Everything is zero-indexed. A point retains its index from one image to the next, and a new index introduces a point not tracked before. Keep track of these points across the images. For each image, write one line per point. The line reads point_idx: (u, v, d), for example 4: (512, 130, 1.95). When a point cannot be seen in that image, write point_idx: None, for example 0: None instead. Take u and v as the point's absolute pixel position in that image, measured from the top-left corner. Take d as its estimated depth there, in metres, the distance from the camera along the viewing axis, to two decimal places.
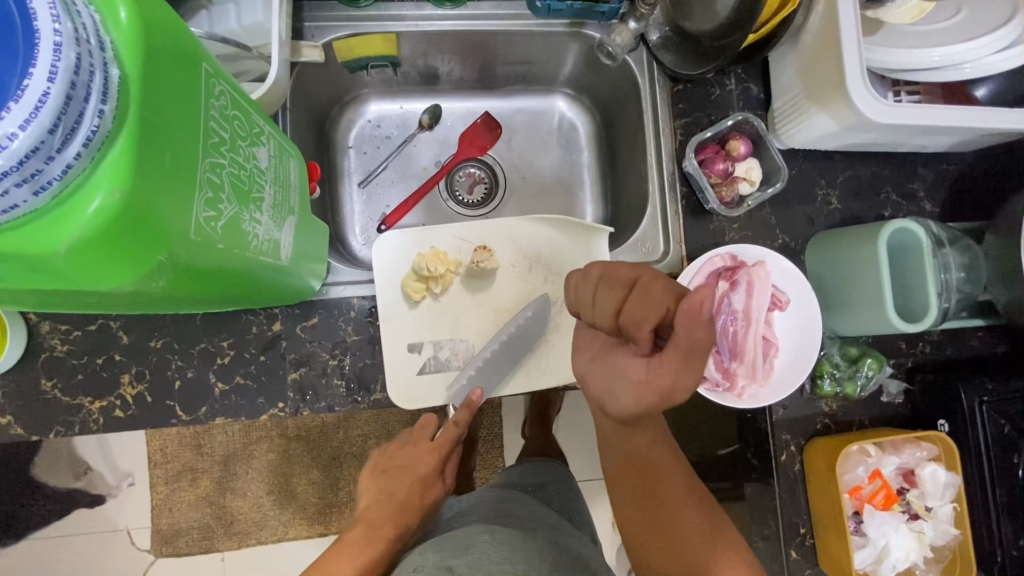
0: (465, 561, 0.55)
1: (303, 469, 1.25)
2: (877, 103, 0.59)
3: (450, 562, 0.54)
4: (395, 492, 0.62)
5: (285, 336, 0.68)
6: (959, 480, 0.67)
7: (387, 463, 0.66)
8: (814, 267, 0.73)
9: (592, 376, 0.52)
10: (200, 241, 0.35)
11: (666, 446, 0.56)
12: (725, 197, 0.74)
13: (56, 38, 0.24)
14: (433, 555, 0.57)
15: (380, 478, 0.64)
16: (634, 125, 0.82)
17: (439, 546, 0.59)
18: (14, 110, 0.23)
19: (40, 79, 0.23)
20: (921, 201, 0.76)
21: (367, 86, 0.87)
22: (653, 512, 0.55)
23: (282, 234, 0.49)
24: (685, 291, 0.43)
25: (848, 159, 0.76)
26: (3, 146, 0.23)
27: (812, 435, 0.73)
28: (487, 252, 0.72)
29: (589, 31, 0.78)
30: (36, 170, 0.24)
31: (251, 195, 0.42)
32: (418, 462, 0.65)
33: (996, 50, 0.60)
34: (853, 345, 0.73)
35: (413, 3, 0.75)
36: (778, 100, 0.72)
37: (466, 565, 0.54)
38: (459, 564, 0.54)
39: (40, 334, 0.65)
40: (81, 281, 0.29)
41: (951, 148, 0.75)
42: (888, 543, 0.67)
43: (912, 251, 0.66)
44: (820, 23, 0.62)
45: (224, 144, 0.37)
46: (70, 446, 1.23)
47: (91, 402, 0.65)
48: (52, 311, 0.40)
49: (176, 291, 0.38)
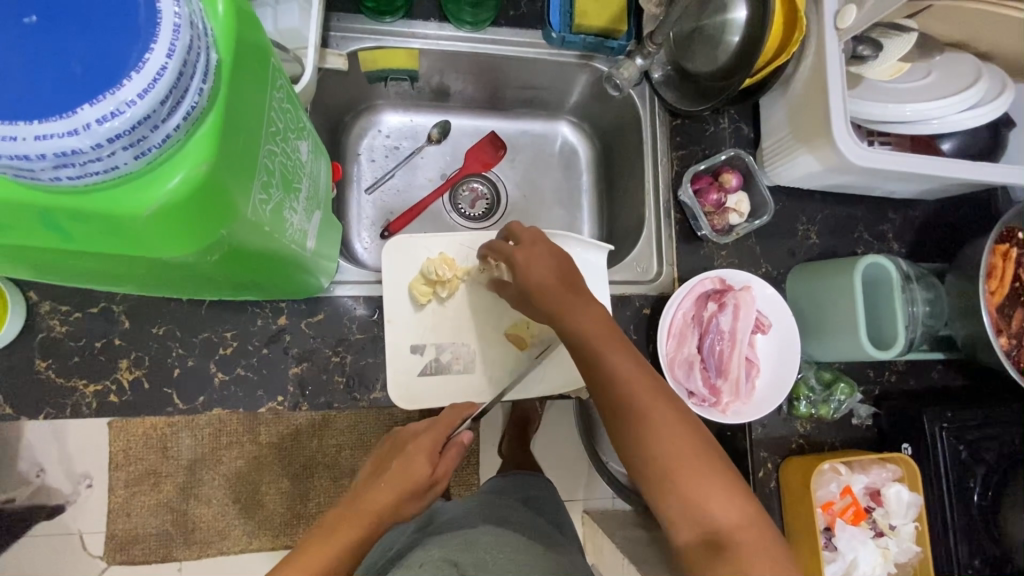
0: (471, 559, 0.58)
1: (273, 478, 1.22)
2: (858, 148, 0.66)
3: (456, 559, 0.58)
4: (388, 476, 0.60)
5: (290, 330, 0.69)
6: (920, 500, 0.72)
7: (388, 453, 0.63)
8: (794, 295, 0.79)
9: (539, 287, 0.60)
10: (254, 221, 0.37)
11: (638, 376, 0.54)
12: (716, 225, 0.79)
13: (177, 20, 0.26)
14: (437, 550, 0.61)
15: (377, 467, 0.61)
16: (634, 153, 0.87)
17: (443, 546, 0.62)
18: (135, 80, 0.25)
19: (160, 54, 0.25)
20: (890, 241, 0.83)
21: (383, 97, 0.90)
22: (643, 434, 0.52)
23: (310, 226, 0.51)
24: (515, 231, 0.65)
25: (826, 200, 0.83)
26: (120, 111, 0.25)
27: (787, 454, 0.77)
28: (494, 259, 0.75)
29: (598, 64, 0.83)
30: (142, 137, 0.26)
31: (293, 186, 0.44)
32: (410, 443, 0.61)
33: (959, 110, 0.68)
34: (827, 369, 0.78)
35: (436, 24, 0.79)
36: (766, 140, 0.79)
37: (471, 561, 0.58)
38: (465, 562, 0.58)
39: (39, 313, 0.65)
40: (151, 246, 0.31)
41: (916, 196, 0.83)
42: (855, 557, 0.71)
43: (883, 285, 0.72)
44: (810, 73, 0.69)
45: (278, 134, 0.40)
46: (24, 443, 1.17)
47: (85, 385, 0.64)
48: (78, 278, 0.41)
49: (220, 268, 0.40)
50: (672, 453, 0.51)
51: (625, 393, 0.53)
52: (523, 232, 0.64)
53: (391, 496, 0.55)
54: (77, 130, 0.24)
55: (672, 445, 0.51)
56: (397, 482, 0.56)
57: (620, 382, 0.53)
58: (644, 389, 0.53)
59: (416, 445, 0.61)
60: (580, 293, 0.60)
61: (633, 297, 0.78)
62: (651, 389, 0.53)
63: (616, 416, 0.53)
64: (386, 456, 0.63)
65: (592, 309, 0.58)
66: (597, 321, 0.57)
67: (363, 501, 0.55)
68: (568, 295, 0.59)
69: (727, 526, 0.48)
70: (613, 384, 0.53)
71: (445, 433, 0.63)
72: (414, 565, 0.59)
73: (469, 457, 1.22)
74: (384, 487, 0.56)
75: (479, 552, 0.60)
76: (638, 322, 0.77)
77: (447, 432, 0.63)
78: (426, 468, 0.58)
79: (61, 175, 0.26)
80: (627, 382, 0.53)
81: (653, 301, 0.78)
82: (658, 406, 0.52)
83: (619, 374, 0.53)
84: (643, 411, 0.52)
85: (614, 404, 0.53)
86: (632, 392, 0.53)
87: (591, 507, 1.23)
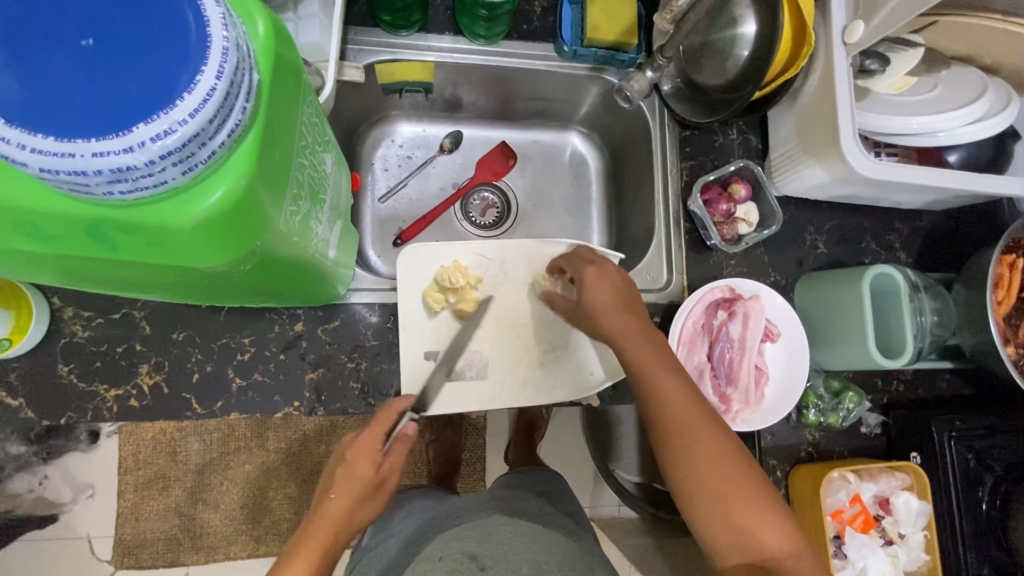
0: (488, 550, 0.64)
1: (280, 484, 1.22)
2: (866, 161, 0.67)
3: (475, 552, 0.63)
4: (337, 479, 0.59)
5: (306, 337, 0.70)
6: (930, 508, 0.72)
7: (333, 460, 0.62)
8: (803, 304, 0.80)
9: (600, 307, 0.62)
10: (285, 232, 0.38)
11: (690, 405, 0.55)
12: (726, 234, 0.80)
13: (225, 43, 0.27)
14: (457, 542, 0.66)
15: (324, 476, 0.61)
16: (643, 164, 0.88)
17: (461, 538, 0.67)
18: (187, 101, 0.26)
19: (210, 76, 0.27)
20: (897, 251, 0.84)
21: (397, 108, 0.92)
22: (694, 461, 0.53)
23: (332, 235, 0.53)
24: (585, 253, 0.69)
25: (833, 210, 0.84)
26: (173, 129, 0.26)
27: (796, 462, 0.78)
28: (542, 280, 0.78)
29: (608, 76, 0.85)
30: (191, 153, 0.27)
31: (319, 198, 0.46)
32: (350, 446, 0.60)
33: (966, 123, 0.69)
34: (836, 378, 0.79)
35: (451, 37, 0.81)
36: (774, 152, 0.80)
37: (489, 555, 0.63)
38: (484, 555, 0.63)
39: (62, 318, 0.66)
40: (190, 256, 0.32)
41: (923, 207, 0.84)
42: (865, 565, 0.71)
43: (892, 296, 0.72)
44: (818, 87, 0.70)
45: (307, 147, 0.41)
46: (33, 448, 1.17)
47: (107, 389, 0.66)
48: (110, 285, 0.42)
49: (250, 277, 0.41)
50: (724, 482, 0.52)
51: (677, 421, 0.55)
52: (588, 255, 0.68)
53: (341, 509, 0.55)
54: (131, 147, 0.25)
55: (724, 474, 0.53)
56: (345, 493, 0.56)
57: (671, 410, 0.55)
58: (696, 418, 0.55)
59: (356, 446, 0.60)
60: (635, 315, 0.61)
61: (644, 305, 0.79)
62: (705, 416, 0.55)
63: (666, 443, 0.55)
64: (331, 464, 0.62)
65: (647, 333, 0.60)
66: (652, 345, 0.59)
67: (316, 517, 0.55)
68: (625, 318, 0.61)
69: (776, 553, 0.50)
70: (664, 409, 0.55)
71: (383, 431, 0.61)
72: (432, 558, 0.63)
73: (475, 464, 1.23)
74: (333, 502, 0.56)
75: (496, 545, 0.64)
76: None
77: (387, 429, 0.62)
78: (370, 470, 0.58)
79: (113, 189, 0.27)
80: (678, 409, 0.55)
81: (663, 309, 0.79)
82: (708, 435, 0.54)
83: (675, 399, 0.55)
84: (694, 439, 0.54)
85: (664, 430, 0.55)
86: (685, 420, 0.55)
87: (598, 514, 1.23)
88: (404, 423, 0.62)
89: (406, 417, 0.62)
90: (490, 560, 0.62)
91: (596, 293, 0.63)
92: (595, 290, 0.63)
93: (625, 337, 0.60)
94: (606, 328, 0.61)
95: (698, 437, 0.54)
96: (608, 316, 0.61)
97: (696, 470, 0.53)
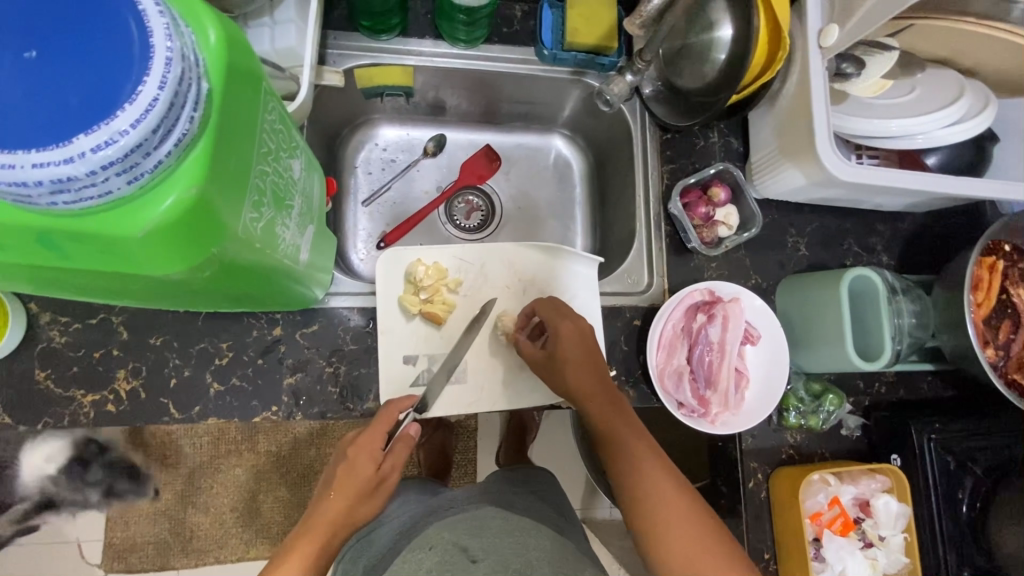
0: (480, 543, 0.63)
1: (270, 486, 1.22)
2: (842, 164, 0.67)
3: (465, 544, 0.63)
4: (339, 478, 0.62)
5: (284, 341, 0.70)
6: (909, 511, 0.72)
7: (335, 458, 0.65)
8: (784, 306, 0.80)
9: (572, 363, 0.67)
10: (245, 239, 0.38)
11: (657, 465, 0.62)
12: (705, 237, 0.80)
13: (168, 53, 0.27)
14: (449, 534, 0.66)
15: (327, 474, 0.64)
16: (625, 167, 0.88)
17: (453, 529, 0.67)
18: (128, 111, 0.26)
19: (152, 86, 0.27)
20: (879, 253, 0.84)
21: (380, 112, 0.92)
22: (661, 518, 0.59)
23: (303, 239, 0.53)
24: (555, 304, 0.72)
25: (815, 213, 0.84)
26: (114, 140, 0.26)
27: (777, 465, 0.78)
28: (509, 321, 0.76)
29: (589, 80, 0.85)
30: (135, 163, 0.27)
31: (285, 203, 0.46)
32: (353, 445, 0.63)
33: (944, 125, 0.69)
34: (817, 381, 0.79)
35: (430, 41, 0.81)
36: (755, 155, 0.80)
37: (480, 547, 0.63)
38: (474, 547, 0.62)
39: (39, 324, 0.66)
40: (143, 264, 0.32)
41: (904, 209, 0.84)
42: (844, 568, 0.71)
43: (869, 298, 0.72)
44: (795, 89, 0.70)
45: (270, 154, 0.41)
46: None
47: (84, 395, 0.66)
48: (72, 292, 0.42)
49: (213, 283, 0.41)
50: (688, 538, 0.58)
51: (645, 478, 0.61)
52: (561, 306, 0.72)
53: (342, 505, 0.59)
54: (72, 157, 0.26)
55: (687, 529, 0.58)
56: (347, 491, 0.60)
57: (640, 468, 0.62)
58: (663, 476, 0.61)
59: (358, 444, 0.63)
60: (604, 381, 0.67)
61: (624, 308, 0.79)
62: (662, 479, 0.61)
63: (635, 501, 0.61)
64: (334, 462, 0.65)
65: (612, 402, 0.66)
66: (619, 413, 0.65)
67: (317, 513, 0.59)
68: (594, 382, 0.66)
69: None
70: (635, 467, 0.62)
71: (385, 431, 0.63)
72: (424, 547, 0.64)
73: (466, 467, 1.22)
74: (333, 499, 0.59)
75: (489, 538, 0.64)
76: (629, 333, 0.78)
77: (388, 429, 0.64)
78: (370, 469, 0.61)
79: (57, 200, 0.27)
80: (646, 468, 0.62)
81: (643, 313, 0.79)
82: (671, 493, 0.60)
83: (635, 465, 0.62)
84: (660, 496, 0.60)
85: (634, 487, 0.62)
86: (652, 477, 0.61)
87: (591, 517, 1.24)
88: (406, 424, 0.65)
89: (408, 418, 0.64)
90: (481, 552, 0.62)
91: (566, 350, 0.67)
92: (568, 348, 0.67)
93: (597, 400, 0.66)
94: (580, 386, 0.66)
95: (664, 494, 0.60)
96: (574, 377, 0.66)
97: (662, 527, 0.59)
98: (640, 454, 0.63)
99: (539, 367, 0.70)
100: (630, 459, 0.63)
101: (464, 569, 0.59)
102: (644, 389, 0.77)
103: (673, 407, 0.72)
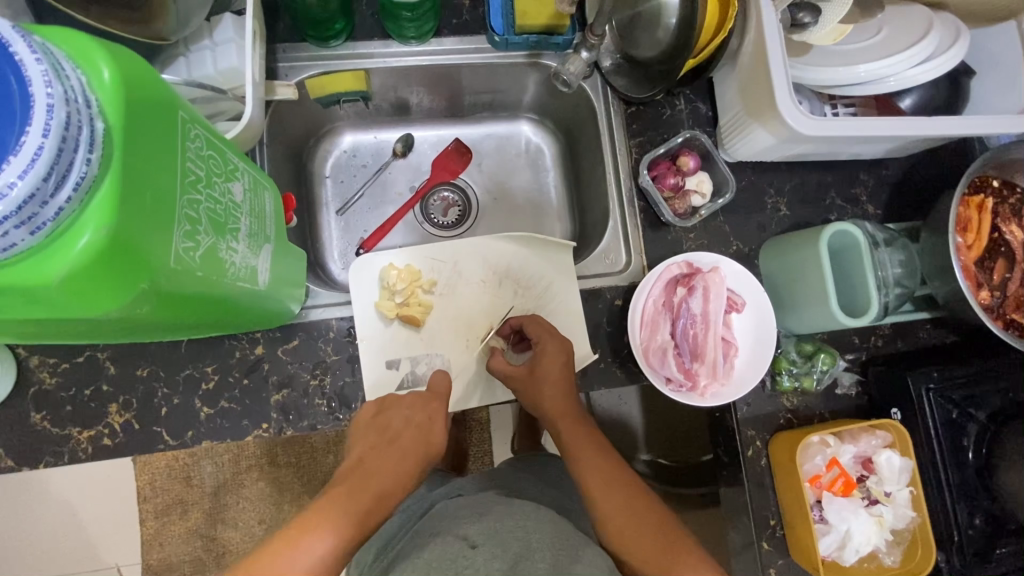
0: (478, 530, 0.63)
1: (294, 496, 1.24)
2: (804, 119, 0.65)
3: (465, 533, 0.63)
4: (398, 436, 0.64)
5: (267, 359, 0.71)
6: (912, 464, 0.71)
7: (387, 413, 0.65)
8: (768, 270, 0.78)
9: (548, 367, 0.69)
10: (181, 269, 0.38)
11: (602, 450, 0.67)
12: (678, 209, 0.79)
13: (49, 100, 0.28)
14: (450, 527, 0.66)
15: (377, 429, 0.64)
16: (593, 145, 0.87)
17: (457, 519, 0.68)
18: (14, 163, 0.28)
19: (36, 135, 0.28)
20: (864, 205, 0.82)
21: (341, 119, 0.92)
22: (606, 488, 0.64)
23: (259, 261, 0.53)
24: (537, 316, 0.74)
25: (793, 169, 0.82)
26: (5, 194, 0.27)
27: (777, 430, 0.77)
28: (498, 340, 0.76)
29: (546, 61, 0.83)
30: (33, 214, 0.28)
31: (227, 227, 0.46)
32: (422, 412, 0.66)
33: (911, 65, 0.66)
34: (809, 341, 0.78)
35: (380, 41, 0.80)
36: (723, 118, 0.78)
37: (480, 533, 0.63)
38: (475, 535, 0.62)
39: (28, 367, 0.68)
40: (69, 308, 0.33)
41: (886, 155, 0.81)
42: (849, 528, 0.70)
43: (852, 252, 0.71)
44: (753, 46, 0.68)
45: (200, 182, 0.41)
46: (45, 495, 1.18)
47: (79, 432, 0.67)
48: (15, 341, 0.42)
49: (156, 317, 0.41)
50: (630, 509, 0.62)
51: (587, 458, 0.66)
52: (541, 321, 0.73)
53: (404, 468, 0.61)
54: None
55: (628, 498, 0.63)
56: (410, 456, 0.63)
57: (585, 455, 0.67)
58: (604, 457, 0.67)
59: (431, 411, 0.67)
60: (574, 399, 0.70)
61: (604, 290, 0.78)
62: (623, 490, 0.64)
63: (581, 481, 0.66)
64: (386, 416, 0.65)
65: (578, 421, 0.68)
66: (586, 432, 0.68)
67: (375, 473, 0.60)
68: (566, 401, 0.69)
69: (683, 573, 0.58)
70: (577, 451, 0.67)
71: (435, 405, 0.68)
72: (430, 536, 0.66)
73: (483, 458, 1.23)
74: (407, 457, 0.62)
75: (488, 523, 0.64)
76: (611, 314, 0.78)
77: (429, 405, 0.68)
78: (444, 435, 0.66)
79: None
80: (592, 455, 0.67)
81: (624, 292, 0.78)
82: (613, 476, 0.65)
83: (599, 478, 0.65)
84: (602, 475, 0.65)
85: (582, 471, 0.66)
86: (595, 459, 0.66)
87: None
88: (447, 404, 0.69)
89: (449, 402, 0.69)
90: (480, 538, 0.62)
91: (546, 358, 0.70)
92: (547, 365, 0.69)
93: (556, 399, 0.69)
94: (555, 388, 0.69)
95: (610, 473, 0.65)
96: (549, 394, 0.69)
97: (606, 498, 0.63)
98: (586, 443, 0.67)
99: (520, 388, 0.70)
100: (576, 447, 0.67)
101: (463, 557, 0.59)
102: (631, 368, 0.76)
103: (660, 383, 0.71)
